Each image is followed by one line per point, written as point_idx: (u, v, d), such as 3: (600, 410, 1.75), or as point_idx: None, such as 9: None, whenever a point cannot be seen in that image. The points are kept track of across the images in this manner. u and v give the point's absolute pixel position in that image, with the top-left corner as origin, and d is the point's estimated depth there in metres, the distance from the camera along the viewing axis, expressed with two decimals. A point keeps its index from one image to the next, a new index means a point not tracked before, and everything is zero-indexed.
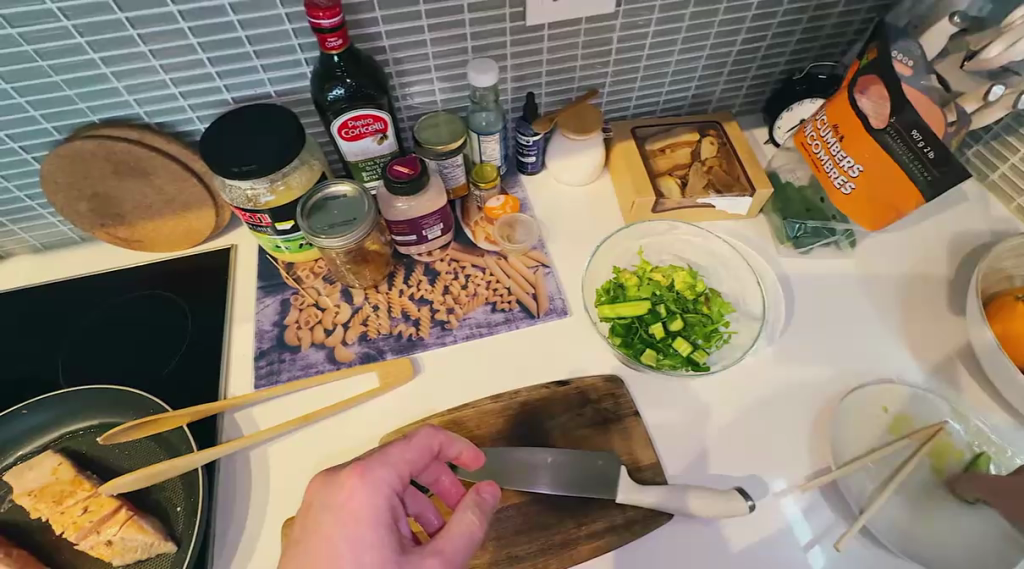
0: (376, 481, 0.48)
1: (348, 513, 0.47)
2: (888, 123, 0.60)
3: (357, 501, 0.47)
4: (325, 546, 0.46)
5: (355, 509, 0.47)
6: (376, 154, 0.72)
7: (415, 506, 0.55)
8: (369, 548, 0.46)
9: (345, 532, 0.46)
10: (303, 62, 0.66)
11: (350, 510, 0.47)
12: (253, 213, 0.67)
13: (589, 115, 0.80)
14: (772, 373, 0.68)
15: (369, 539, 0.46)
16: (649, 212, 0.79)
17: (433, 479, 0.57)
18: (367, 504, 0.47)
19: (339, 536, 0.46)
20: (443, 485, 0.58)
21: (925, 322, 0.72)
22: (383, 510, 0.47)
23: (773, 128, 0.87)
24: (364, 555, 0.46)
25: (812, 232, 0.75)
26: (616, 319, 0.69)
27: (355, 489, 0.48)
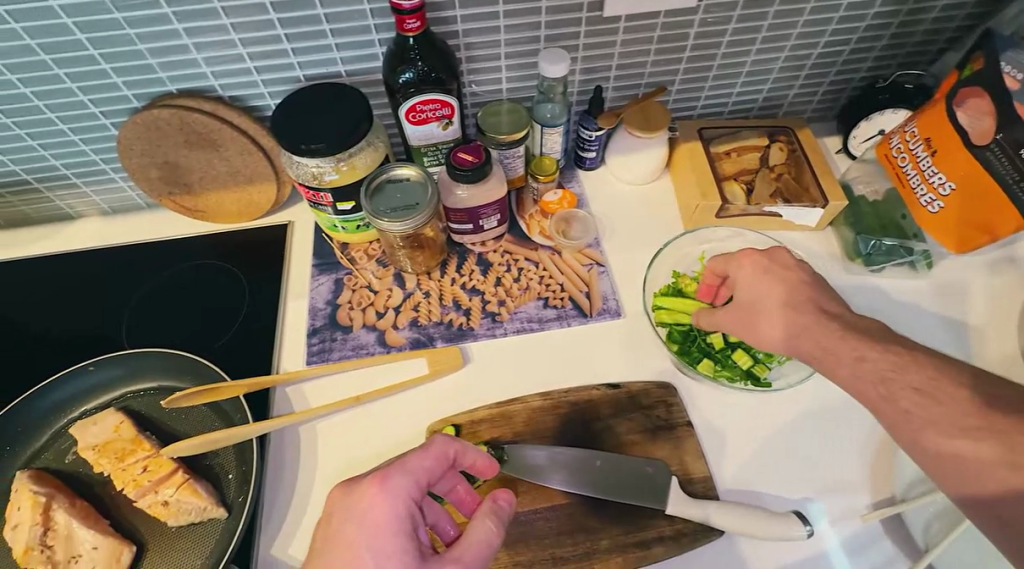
0: (395, 489, 0.48)
1: (369, 522, 0.47)
2: (993, 139, 0.56)
3: (377, 510, 0.47)
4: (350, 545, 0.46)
5: (375, 518, 0.47)
6: (440, 140, 0.72)
7: (432, 515, 0.54)
8: (392, 556, 0.46)
9: (367, 540, 0.46)
10: (376, 42, 0.66)
11: (371, 518, 0.47)
12: (317, 191, 0.68)
13: (657, 112, 0.77)
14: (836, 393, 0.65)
15: (390, 549, 0.46)
16: (712, 217, 0.76)
17: (449, 487, 0.56)
18: (387, 513, 0.47)
19: (361, 544, 0.46)
20: (459, 493, 0.57)
21: (1000, 354, 0.68)
22: (404, 517, 0.47)
23: (848, 138, 0.83)
24: (386, 563, 0.45)
25: (885, 250, 0.72)
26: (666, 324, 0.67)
27: (375, 498, 0.47)
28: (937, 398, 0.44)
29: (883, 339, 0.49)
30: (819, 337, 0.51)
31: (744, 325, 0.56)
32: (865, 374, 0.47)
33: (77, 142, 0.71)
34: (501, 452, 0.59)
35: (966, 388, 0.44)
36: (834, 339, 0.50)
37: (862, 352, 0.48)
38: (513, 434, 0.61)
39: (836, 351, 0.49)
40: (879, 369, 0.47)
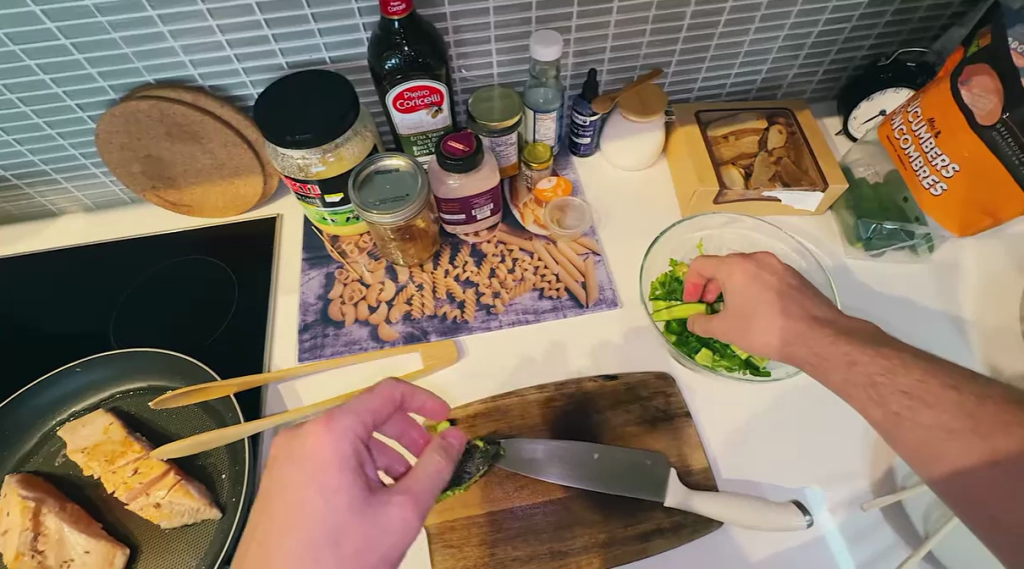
0: (341, 428, 0.46)
1: (313, 462, 0.45)
2: (999, 119, 0.54)
3: (320, 449, 0.45)
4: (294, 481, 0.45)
5: (319, 458, 0.45)
6: (429, 128, 0.69)
7: (384, 459, 0.56)
8: (338, 493, 0.45)
9: (312, 480, 0.45)
10: (361, 27, 0.63)
11: (315, 458, 0.45)
12: (304, 183, 0.66)
13: (652, 96, 0.76)
14: None
15: (337, 486, 0.45)
16: (709, 203, 0.75)
17: (400, 431, 0.57)
18: (332, 451, 0.46)
19: (306, 485, 0.45)
20: (412, 436, 0.58)
21: (1002, 338, 0.67)
22: (348, 455, 0.46)
23: (848, 119, 0.81)
24: (332, 501, 0.44)
25: (887, 234, 0.70)
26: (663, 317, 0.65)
27: (319, 438, 0.46)
28: (928, 402, 0.43)
29: (870, 343, 0.48)
30: (811, 345, 0.50)
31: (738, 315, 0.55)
32: (856, 378, 0.47)
33: (55, 136, 0.69)
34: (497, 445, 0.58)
35: (956, 389, 0.43)
36: (826, 345, 0.49)
37: (853, 356, 0.47)
38: (510, 429, 0.60)
39: (828, 358, 0.48)
40: (869, 373, 0.46)
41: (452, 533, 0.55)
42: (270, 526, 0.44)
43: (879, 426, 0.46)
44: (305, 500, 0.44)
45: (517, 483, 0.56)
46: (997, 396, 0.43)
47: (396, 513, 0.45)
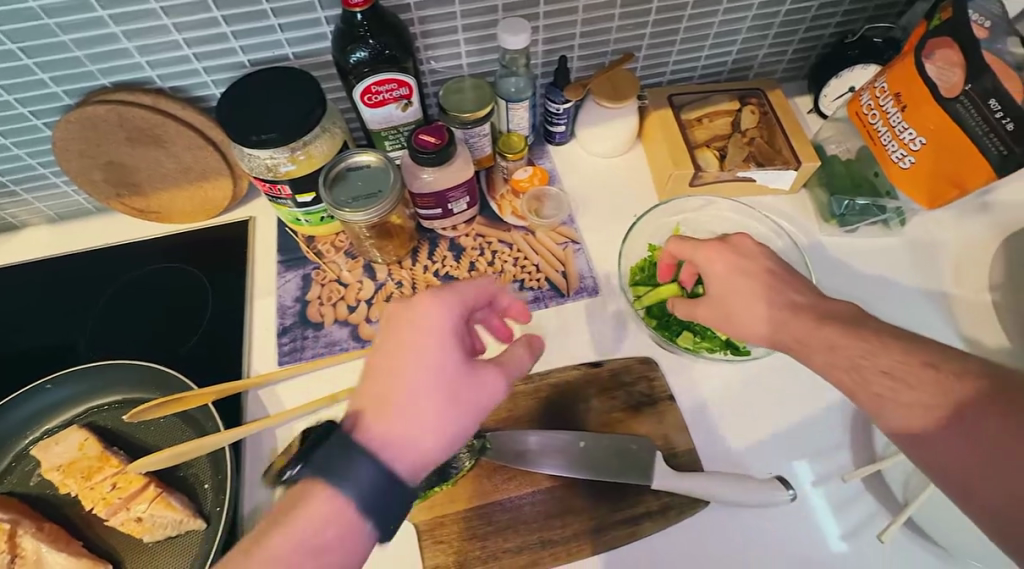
0: (450, 300, 0.46)
1: (421, 328, 0.45)
2: (961, 91, 0.55)
3: (431, 317, 0.45)
4: (398, 351, 0.44)
5: (428, 325, 0.45)
6: (400, 122, 0.68)
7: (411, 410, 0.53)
8: (444, 361, 0.44)
9: (419, 347, 0.44)
10: (323, 21, 0.62)
11: (425, 324, 0.45)
12: (273, 184, 0.64)
13: (624, 80, 0.75)
14: None
15: (444, 355, 0.44)
16: (685, 186, 0.75)
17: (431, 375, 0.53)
18: (441, 321, 0.45)
19: (414, 353, 0.44)
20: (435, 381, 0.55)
21: (974, 306, 0.68)
22: (453, 326, 0.45)
23: (819, 97, 0.82)
24: (439, 369, 0.44)
25: (860, 209, 0.71)
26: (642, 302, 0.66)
27: (431, 306, 0.46)
28: (904, 381, 0.44)
29: (844, 322, 0.49)
30: (796, 331, 0.50)
31: (716, 297, 0.55)
32: (839, 361, 0.47)
33: (9, 146, 0.66)
34: (482, 438, 0.57)
35: (927, 362, 0.44)
36: (808, 331, 0.49)
37: (834, 340, 0.48)
38: (495, 421, 0.60)
39: (811, 344, 0.49)
40: (851, 357, 0.47)
41: (441, 529, 0.55)
42: (375, 395, 0.42)
43: (856, 402, 0.47)
44: (412, 366, 0.43)
45: (505, 476, 0.56)
46: (966, 365, 0.44)
47: (491, 381, 0.46)
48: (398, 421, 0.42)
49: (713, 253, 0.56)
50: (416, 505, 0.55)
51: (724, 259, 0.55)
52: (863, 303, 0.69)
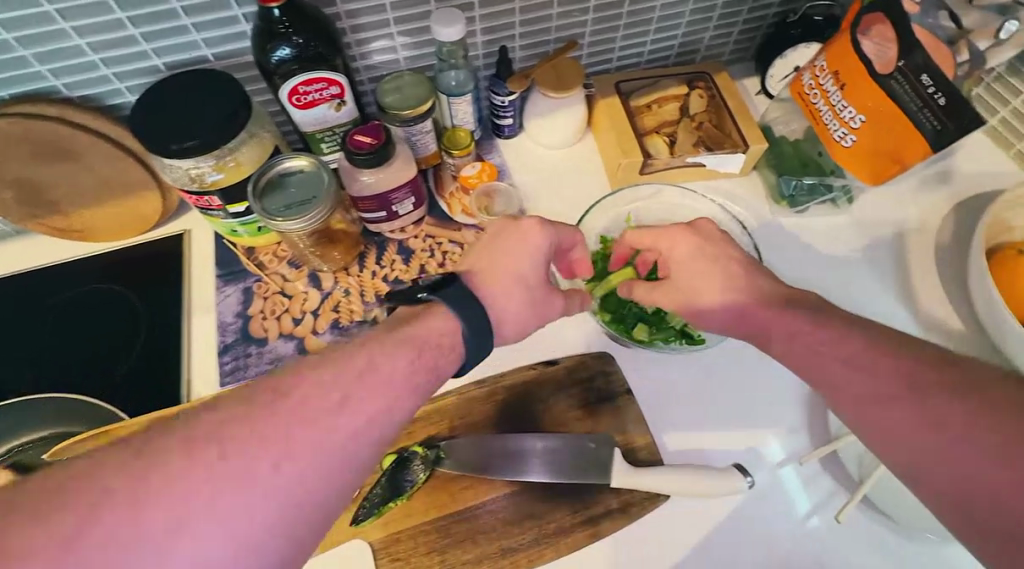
0: (551, 233, 0.54)
1: (524, 252, 0.52)
2: (895, 67, 0.55)
3: (533, 245, 0.52)
4: (525, 244, 0.52)
5: (528, 252, 0.52)
6: (335, 122, 0.65)
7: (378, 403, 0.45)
8: (533, 286, 0.52)
9: (520, 267, 0.51)
10: (241, 19, 0.58)
11: (526, 249, 0.52)
12: (201, 195, 0.61)
13: (568, 69, 0.73)
14: None
15: (534, 280, 0.52)
16: (636, 174, 0.74)
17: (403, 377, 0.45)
18: (538, 252, 0.52)
19: (514, 271, 0.51)
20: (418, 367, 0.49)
21: (924, 280, 0.69)
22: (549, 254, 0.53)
23: (765, 78, 0.81)
24: (528, 292, 0.51)
25: (808, 189, 0.71)
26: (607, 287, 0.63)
27: (536, 234, 0.53)
28: (849, 366, 0.44)
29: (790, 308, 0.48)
30: (757, 320, 0.50)
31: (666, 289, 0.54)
32: (798, 350, 0.47)
33: None
34: (438, 448, 0.56)
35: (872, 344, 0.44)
36: (768, 316, 0.49)
37: (796, 328, 0.47)
38: (450, 429, 0.58)
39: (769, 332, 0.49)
40: (810, 345, 0.46)
41: (397, 545, 0.53)
42: (495, 264, 0.51)
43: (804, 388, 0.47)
44: (525, 257, 0.52)
45: (461, 485, 0.55)
46: (909, 344, 0.44)
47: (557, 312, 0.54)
48: (502, 296, 0.50)
49: (679, 244, 0.55)
50: (371, 522, 0.54)
51: (685, 249, 0.54)
52: (816, 282, 0.70)
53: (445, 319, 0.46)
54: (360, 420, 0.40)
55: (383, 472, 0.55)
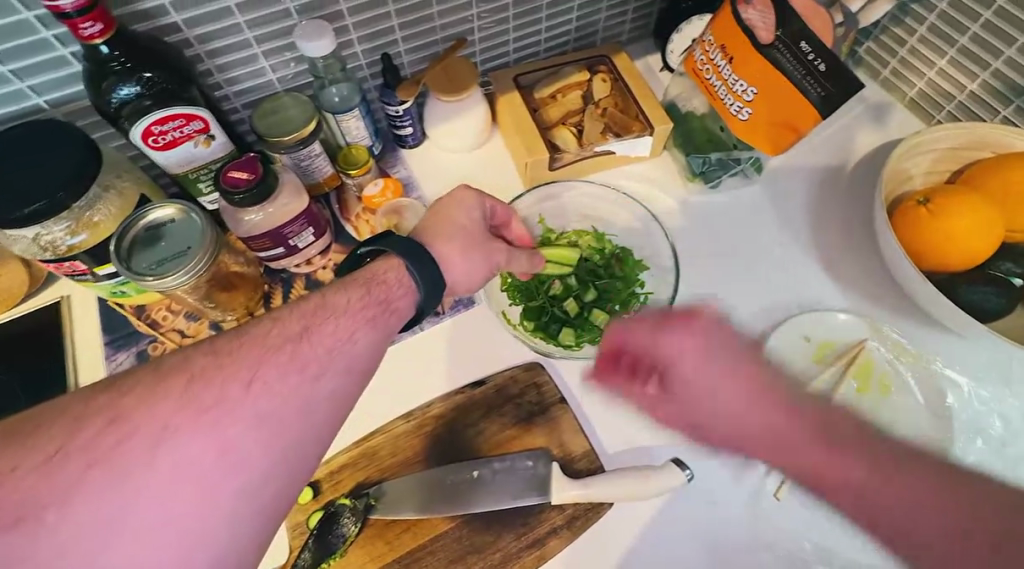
0: (484, 197, 0.57)
1: (459, 217, 0.54)
2: (776, 36, 0.54)
3: (465, 211, 0.55)
4: (462, 203, 0.55)
5: (463, 217, 0.55)
6: (207, 159, 0.59)
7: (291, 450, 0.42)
8: (471, 242, 0.54)
9: (456, 229, 0.53)
10: (71, 59, 0.51)
11: (461, 215, 0.55)
12: (60, 263, 0.54)
13: (461, 69, 0.69)
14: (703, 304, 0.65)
15: (470, 237, 0.54)
16: (546, 171, 0.71)
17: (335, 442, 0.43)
18: (470, 216, 0.55)
19: (454, 233, 0.53)
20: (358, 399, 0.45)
21: (838, 239, 0.70)
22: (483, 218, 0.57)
23: (665, 54, 0.79)
24: (467, 246, 0.53)
25: (717, 164, 0.71)
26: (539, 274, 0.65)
27: (468, 200, 0.56)
28: None
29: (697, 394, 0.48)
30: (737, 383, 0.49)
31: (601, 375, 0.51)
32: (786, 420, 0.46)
33: None
34: (368, 495, 0.53)
35: None
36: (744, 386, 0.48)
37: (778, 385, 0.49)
38: (382, 471, 0.55)
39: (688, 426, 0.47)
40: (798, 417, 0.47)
41: None
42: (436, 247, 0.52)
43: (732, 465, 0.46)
44: (471, 216, 0.55)
45: (399, 529, 0.52)
46: None
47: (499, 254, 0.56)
48: (452, 254, 0.52)
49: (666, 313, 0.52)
50: None
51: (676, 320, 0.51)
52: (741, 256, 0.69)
53: (404, 273, 0.48)
54: (304, 416, 0.39)
55: (313, 531, 0.52)
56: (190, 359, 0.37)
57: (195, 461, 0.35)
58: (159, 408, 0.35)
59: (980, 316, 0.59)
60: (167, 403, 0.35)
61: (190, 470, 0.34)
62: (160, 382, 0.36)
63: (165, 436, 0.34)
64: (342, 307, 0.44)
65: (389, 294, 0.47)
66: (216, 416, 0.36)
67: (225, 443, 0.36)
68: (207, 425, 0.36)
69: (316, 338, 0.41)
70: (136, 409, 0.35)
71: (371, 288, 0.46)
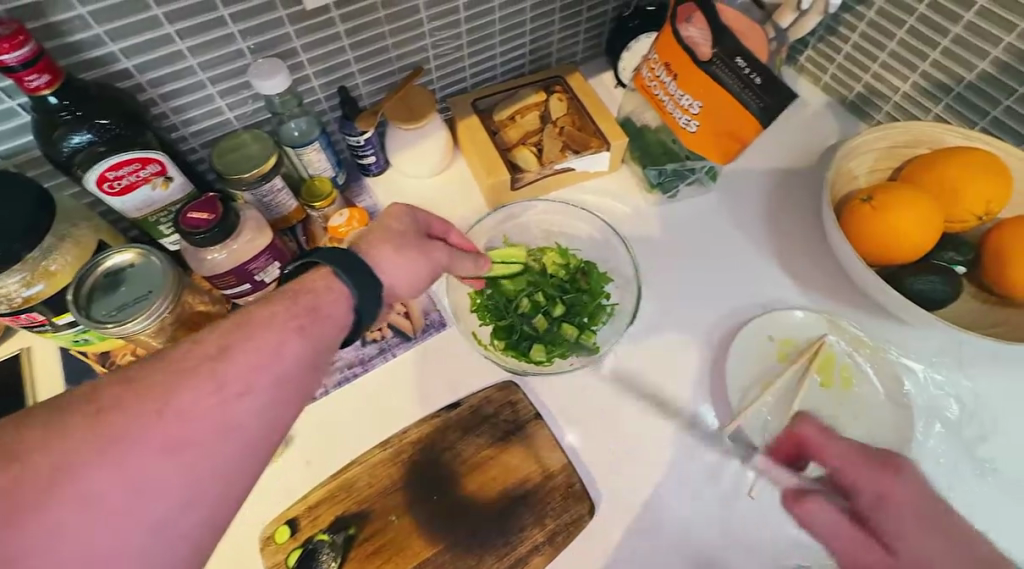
0: (415, 209, 0.56)
1: (389, 227, 0.53)
2: (713, 53, 0.57)
3: (395, 222, 0.54)
4: (394, 214, 0.54)
5: (393, 227, 0.53)
6: (166, 201, 0.59)
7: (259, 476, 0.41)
8: (406, 251, 0.52)
9: (388, 240, 0.52)
10: (20, 109, 0.51)
11: (391, 225, 0.53)
12: (17, 314, 0.53)
13: (418, 97, 0.70)
14: (669, 311, 0.67)
15: (404, 246, 0.52)
16: (509, 191, 0.73)
17: None
18: (402, 226, 0.54)
19: (386, 244, 0.51)
20: None
21: (794, 239, 0.72)
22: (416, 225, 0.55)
23: (618, 70, 0.82)
24: (401, 255, 0.51)
25: (673, 175, 0.73)
26: (507, 293, 0.66)
27: (398, 211, 0.55)
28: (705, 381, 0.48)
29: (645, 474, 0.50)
30: None
31: None
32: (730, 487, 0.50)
33: None
34: (349, 527, 0.53)
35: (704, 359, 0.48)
36: None
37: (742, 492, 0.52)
38: (360, 503, 0.55)
39: None
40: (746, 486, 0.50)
41: None
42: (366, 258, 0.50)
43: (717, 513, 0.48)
44: (396, 220, 0.54)
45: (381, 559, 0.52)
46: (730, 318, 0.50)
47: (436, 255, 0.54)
48: (384, 256, 0.51)
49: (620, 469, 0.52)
50: None
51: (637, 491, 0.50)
52: (703, 261, 0.71)
53: (332, 279, 0.47)
54: None
55: None
56: (127, 392, 0.36)
57: (127, 495, 0.34)
58: (88, 444, 0.34)
59: (928, 305, 0.61)
60: (97, 441, 0.34)
61: (123, 506, 0.34)
62: (94, 424, 0.35)
63: (96, 476, 0.33)
64: (264, 331, 0.42)
65: (318, 302, 0.45)
66: (147, 444, 0.35)
67: (159, 478, 0.35)
68: (139, 460, 0.35)
69: (241, 366, 0.40)
70: (59, 450, 0.33)
71: (297, 301, 0.45)
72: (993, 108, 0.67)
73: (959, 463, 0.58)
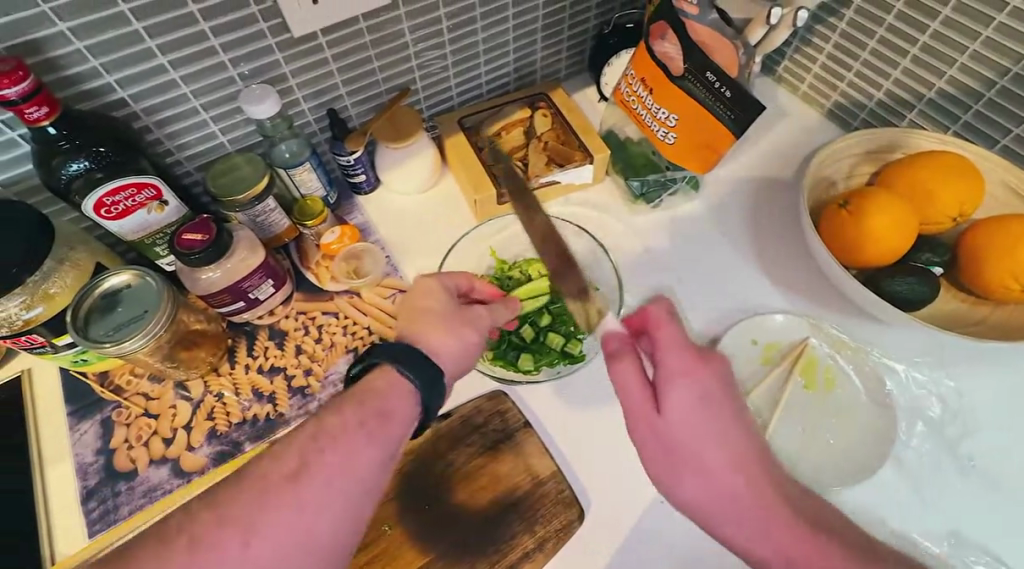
0: (443, 279, 0.58)
1: (423, 305, 0.54)
2: (684, 69, 0.59)
3: (427, 299, 0.55)
4: (425, 289, 0.55)
5: (428, 305, 0.54)
6: (161, 224, 0.61)
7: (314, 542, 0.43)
8: (447, 323, 0.53)
9: (426, 319, 0.53)
10: (20, 140, 0.53)
11: (425, 303, 0.54)
12: (18, 337, 0.54)
13: (405, 118, 0.73)
14: None
15: (445, 322, 0.53)
16: (496, 205, 0.75)
17: None
18: (435, 300, 0.55)
19: (425, 323, 0.52)
20: None
21: (776, 244, 0.74)
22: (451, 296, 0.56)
23: (600, 85, 0.84)
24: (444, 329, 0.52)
25: (656, 185, 0.75)
26: None
27: (426, 286, 0.56)
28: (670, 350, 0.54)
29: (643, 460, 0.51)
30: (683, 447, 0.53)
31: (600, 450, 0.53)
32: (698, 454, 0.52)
33: None
34: None
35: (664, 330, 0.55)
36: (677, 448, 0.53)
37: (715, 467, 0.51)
38: None
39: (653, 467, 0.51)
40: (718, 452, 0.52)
41: None
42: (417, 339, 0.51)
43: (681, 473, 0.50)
44: (431, 298, 0.55)
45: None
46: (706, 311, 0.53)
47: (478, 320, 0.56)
48: (435, 338, 0.51)
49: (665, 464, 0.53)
50: None
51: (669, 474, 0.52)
52: (688, 268, 0.72)
53: (391, 373, 0.47)
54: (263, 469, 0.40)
55: None
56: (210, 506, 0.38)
57: None
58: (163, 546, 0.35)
59: (908, 305, 0.63)
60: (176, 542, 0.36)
61: None
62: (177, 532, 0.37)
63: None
64: (341, 439, 0.42)
65: (385, 404, 0.45)
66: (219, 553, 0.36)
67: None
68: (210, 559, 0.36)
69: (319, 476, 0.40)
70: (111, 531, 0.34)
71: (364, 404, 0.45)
72: (963, 112, 0.68)
73: (942, 461, 0.58)
